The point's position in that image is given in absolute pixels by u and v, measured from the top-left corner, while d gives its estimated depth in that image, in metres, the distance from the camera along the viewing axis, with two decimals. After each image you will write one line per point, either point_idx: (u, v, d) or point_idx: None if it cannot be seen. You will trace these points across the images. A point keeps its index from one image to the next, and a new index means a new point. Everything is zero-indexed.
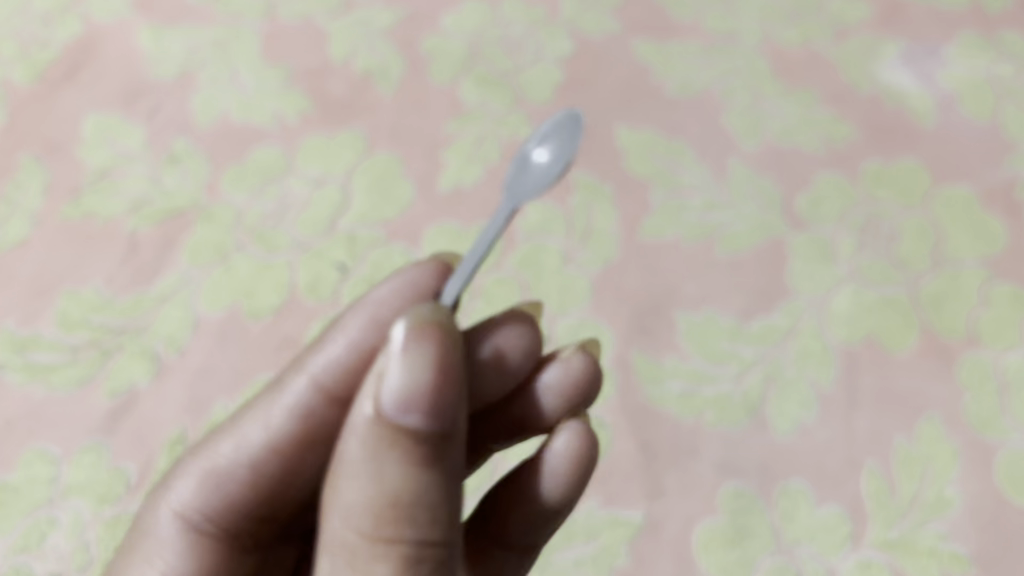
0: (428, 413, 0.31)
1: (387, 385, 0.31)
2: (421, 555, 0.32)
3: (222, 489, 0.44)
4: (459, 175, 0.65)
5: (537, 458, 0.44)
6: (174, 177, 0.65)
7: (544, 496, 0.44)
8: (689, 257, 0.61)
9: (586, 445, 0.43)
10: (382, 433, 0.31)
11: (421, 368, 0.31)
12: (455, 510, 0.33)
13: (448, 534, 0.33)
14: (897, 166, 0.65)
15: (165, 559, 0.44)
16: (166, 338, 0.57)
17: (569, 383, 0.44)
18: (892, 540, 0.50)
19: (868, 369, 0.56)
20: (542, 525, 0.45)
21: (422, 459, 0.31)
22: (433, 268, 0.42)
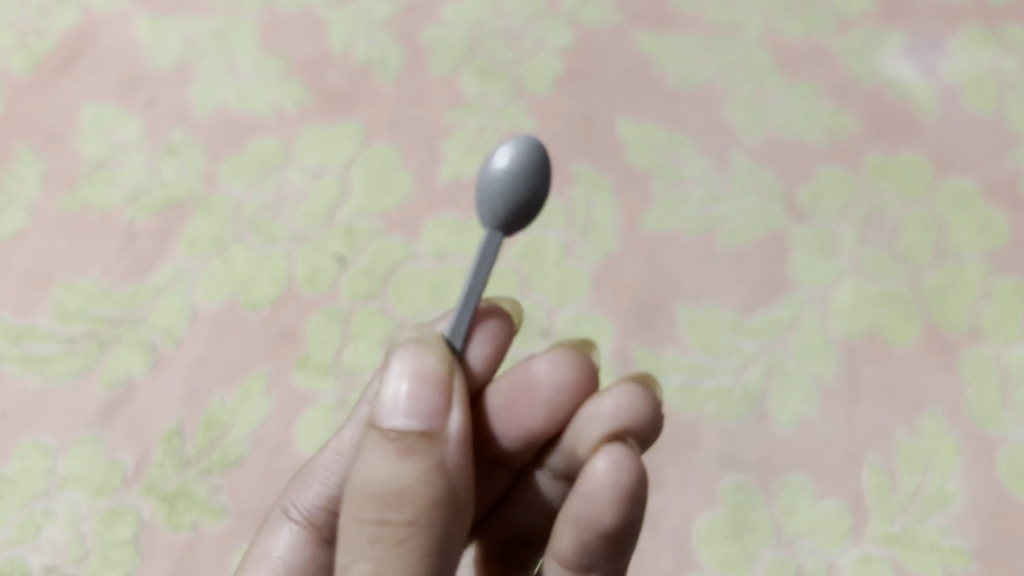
0: (410, 414, 0.33)
1: (380, 395, 0.34)
2: (383, 535, 0.31)
3: (314, 490, 0.47)
4: (459, 166, 0.64)
5: (580, 484, 0.38)
6: (172, 168, 0.65)
7: (591, 527, 0.38)
8: (690, 250, 0.60)
9: (635, 469, 0.38)
10: (371, 432, 0.33)
11: (409, 380, 0.34)
12: (432, 500, 0.31)
13: (417, 522, 0.31)
14: (899, 158, 0.64)
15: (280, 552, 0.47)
16: (163, 330, 0.57)
17: (622, 414, 0.40)
18: (893, 534, 0.50)
19: (869, 363, 0.56)
20: (593, 553, 0.39)
21: (398, 448, 0.32)
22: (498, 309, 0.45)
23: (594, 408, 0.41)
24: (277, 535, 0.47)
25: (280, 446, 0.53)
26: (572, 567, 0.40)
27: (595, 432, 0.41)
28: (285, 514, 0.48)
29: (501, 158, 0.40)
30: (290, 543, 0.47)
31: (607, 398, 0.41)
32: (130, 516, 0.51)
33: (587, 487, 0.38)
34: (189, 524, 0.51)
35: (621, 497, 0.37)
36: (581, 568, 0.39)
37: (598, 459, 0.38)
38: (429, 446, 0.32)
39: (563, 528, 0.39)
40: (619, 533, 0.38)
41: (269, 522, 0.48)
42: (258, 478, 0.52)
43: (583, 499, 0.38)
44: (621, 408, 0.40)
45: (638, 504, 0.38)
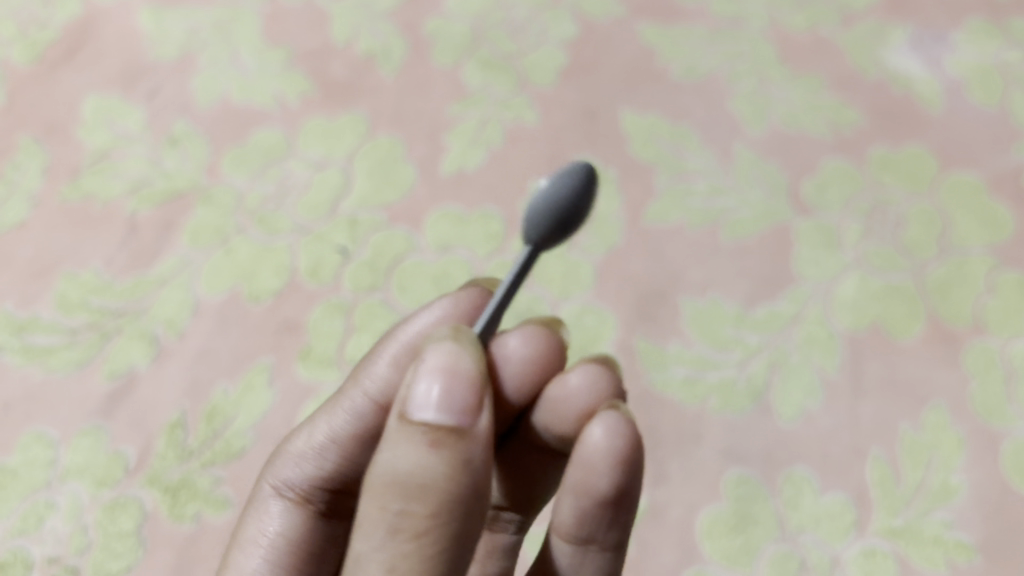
0: (441, 408, 0.32)
1: (412, 387, 0.33)
2: (403, 526, 0.31)
3: (306, 470, 0.45)
4: (462, 158, 0.64)
5: (574, 454, 0.38)
6: (175, 159, 0.64)
7: (594, 492, 0.38)
8: (695, 243, 0.60)
9: (631, 434, 0.38)
10: (398, 421, 0.32)
11: (442, 376, 0.33)
12: (456, 496, 0.31)
13: (438, 517, 0.31)
14: (904, 152, 0.64)
15: (273, 528, 0.45)
16: (165, 321, 0.57)
17: (592, 391, 0.41)
18: (896, 528, 0.50)
19: (873, 357, 0.55)
20: (593, 523, 0.40)
21: (428, 440, 0.31)
22: (478, 291, 0.43)
23: (561, 384, 0.41)
24: (268, 516, 0.45)
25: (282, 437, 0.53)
26: (572, 541, 0.41)
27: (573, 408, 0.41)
28: (276, 492, 0.45)
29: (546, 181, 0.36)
30: (283, 522, 0.45)
31: (574, 372, 0.41)
32: (132, 508, 0.50)
33: (584, 454, 0.38)
34: (191, 515, 0.50)
35: (618, 461, 0.38)
36: (582, 541, 0.41)
37: (591, 427, 0.38)
38: (458, 441, 0.32)
39: (560, 498, 0.40)
40: (618, 498, 0.39)
41: (254, 500, 0.46)
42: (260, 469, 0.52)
43: (580, 466, 0.38)
44: (592, 383, 0.41)
45: (636, 469, 0.38)
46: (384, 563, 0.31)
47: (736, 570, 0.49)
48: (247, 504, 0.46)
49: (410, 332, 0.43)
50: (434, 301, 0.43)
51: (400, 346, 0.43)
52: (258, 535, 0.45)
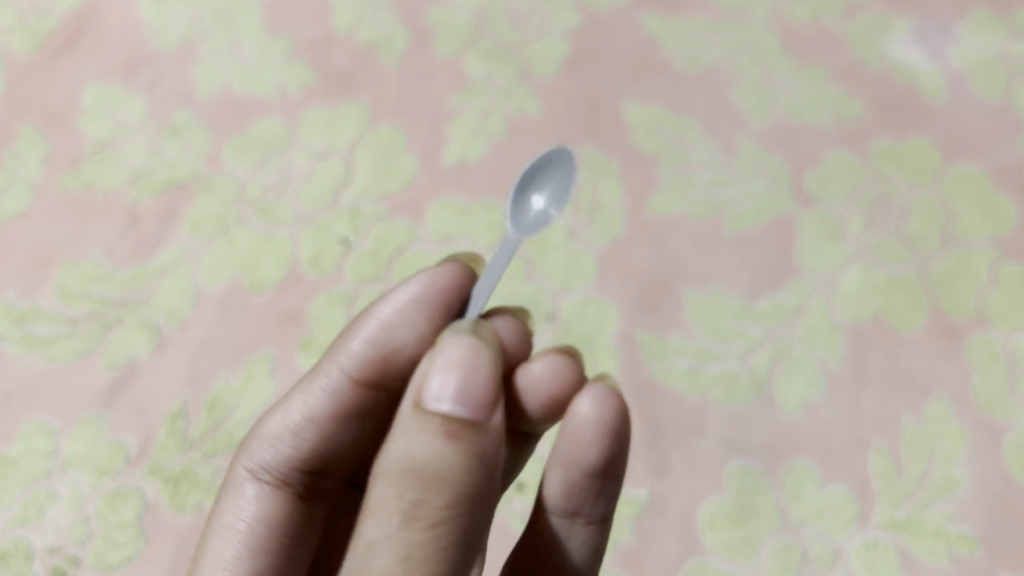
0: (458, 400, 0.32)
1: (428, 376, 0.33)
2: (418, 515, 0.31)
3: (282, 451, 0.43)
4: (464, 149, 0.64)
5: (566, 426, 0.39)
6: (176, 149, 0.64)
7: (590, 460, 0.39)
8: (697, 234, 0.60)
9: (619, 403, 0.39)
10: (414, 409, 0.33)
11: (457, 368, 0.33)
12: (471, 488, 0.32)
13: (453, 507, 0.31)
14: (907, 144, 0.64)
15: (247, 516, 0.43)
16: (166, 311, 0.57)
17: (559, 378, 0.40)
18: (898, 520, 0.49)
19: (876, 348, 0.55)
20: (580, 496, 0.40)
21: (445, 432, 0.32)
22: (457, 267, 0.42)
23: (525, 372, 0.40)
24: (244, 500, 0.43)
25: None
26: (560, 514, 0.41)
27: (539, 397, 0.40)
28: (251, 476, 0.44)
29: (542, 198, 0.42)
30: (259, 505, 0.43)
31: (538, 359, 0.40)
32: (134, 498, 0.50)
33: (575, 424, 0.39)
34: (193, 506, 0.50)
35: (608, 433, 0.39)
36: (569, 514, 0.41)
37: (579, 400, 0.39)
38: (475, 434, 0.32)
39: (548, 471, 0.41)
40: (604, 471, 0.40)
41: (229, 484, 0.44)
42: None
43: (570, 437, 0.39)
44: (557, 369, 0.40)
45: (622, 440, 0.39)
46: (398, 551, 0.31)
47: (737, 561, 0.49)
48: (221, 489, 0.44)
49: (385, 308, 0.42)
50: (412, 276, 0.41)
51: (374, 322, 0.42)
52: (235, 520, 0.43)
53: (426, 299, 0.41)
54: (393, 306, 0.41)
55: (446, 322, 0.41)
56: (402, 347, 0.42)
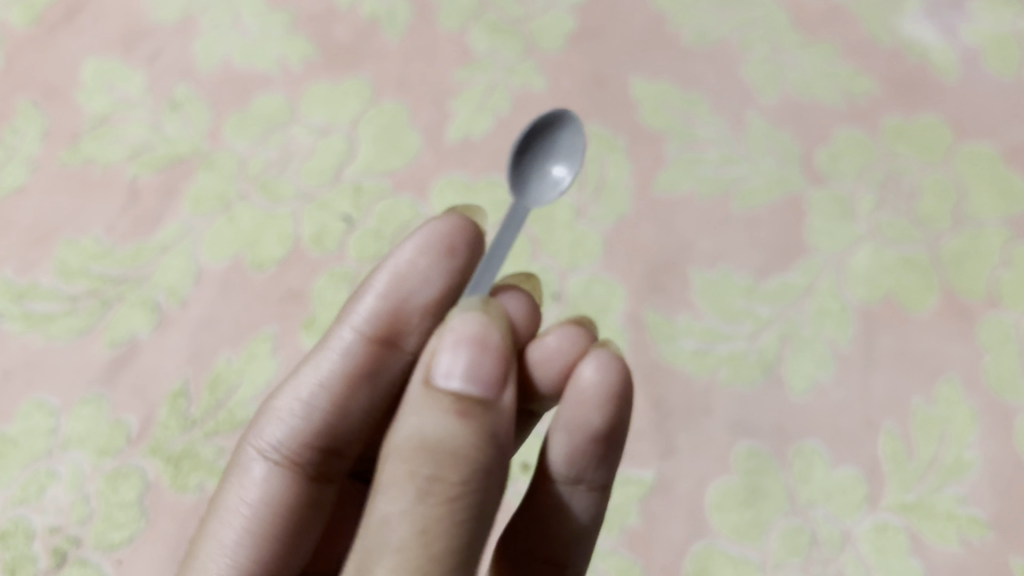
0: (468, 378, 0.32)
1: (439, 354, 0.33)
2: (433, 490, 0.31)
3: (293, 426, 0.42)
4: (469, 126, 0.63)
5: (568, 394, 0.37)
6: (176, 125, 0.63)
7: (592, 427, 0.37)
8: (705, 212, 0.59)
9: (621, 367, 0.37)
10: (424, 388, 0.32)
11: (467, 346, 0.33)
12: (484, 466, 0.31)
13: (468, 484, 0.31)
14: (918, 122, 0.63)
15: (252, 496, 0.42)
16: (167, 289, 0.56)
17: (571, 351, 0.39)
18: (908, 503, 0.49)
19: (886, 329, 0.55)
20: (584, 462, 0.38)
21: (456, 409, 0.31)
22: (460, 220, 0.41)
23: (538, 346, 0.39)
24: (249, 481, 0.42)
25: None
26: (561, 481, 0.39)
27: (552, 371, 0.39)
28: (258, 454, 0.42)
29: (559, 166, 0.43)
30: (265, 486, 0.42)
31: (550, 333, 0.39)
32: (135, 477, 0.49)
33: (576, 390, 0.37)
34: (195, 486, 0.49)
35: (614, 397, 0.37)
36: (570, 480, 0.39)
37: (583, 366, 0.37)
38: (486, 412, 0.32)
39: (550, 438, 0.39)
40: (609, 436, 0.38)
41: (236, 464, 0.43)
42: None
43: (574, 402, 0.37)
44: (574, 343, 0.39)
45: (627, 403, 0.38)
46: (414, 525, 0.31)
47: (746, 544, 0.48)
48: (228, 470, 0.43)
49: (395, 259, 0.40)
50: (415, 230, 0.41)
51: (384, 276, 0.41)
52: (238, 503, 0.42)
53: (432, 244, 0.40)
54: (401, 257, 0.40)
55: (456, 266, 0.40)
56: (412, 298, 0.40)
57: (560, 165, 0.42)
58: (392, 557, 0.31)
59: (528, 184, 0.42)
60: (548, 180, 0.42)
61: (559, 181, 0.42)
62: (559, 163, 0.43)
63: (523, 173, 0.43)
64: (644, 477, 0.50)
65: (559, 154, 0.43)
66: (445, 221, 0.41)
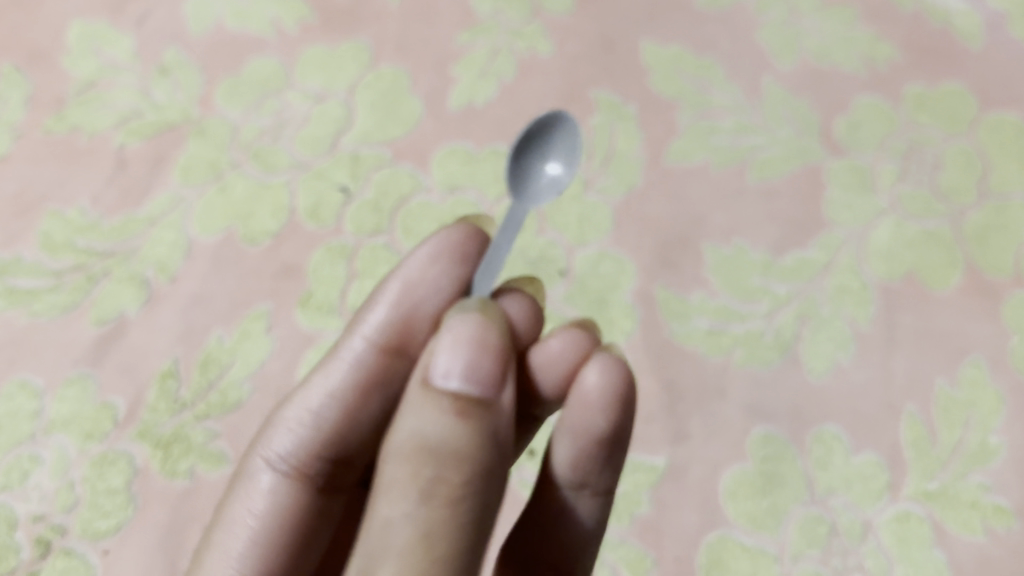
0: (467, 378, 0.30)
1: (435, 355, 0.31)
2: (436, 492, 0.29)
3: (302, 438, 0.38)
4: (471, 92, 0.60)
5: (570, 398, 0.35)
6: (165, 91, 0.60)
7: (595, 433, 0.35)
8: (718, 185, 0.56)
9: (626, 372, 0.35)
10: (421, 388, 0.30)
11: (466, 343, 0.31)
12: (486, 465, 0.29)
13: (471, 484, 0.29)
14: (941, 90, 0.60)
15: (259, 508, 0.39)
16: (156, 264, 0.53)
17: (574, 355, 0.36)
18: (932, 491, 0.47)
19: (907, 308, 0.52)
20: (589, 464, 0.36)
21: (455, 409, 0.29)
22: (466, 228, 0.39)
23: (541, 349, 0.36)
24: (257, 492, 0.39)
25: (283, 389, 0.50)
26: (564, 485, 0.37)
27: (555, 377, 0.37)
28: (266, 463, 0.39)
29: (553, 162, 0.38)
30: (273, 498, 0.39)
31: (555, 337, 0.37)
32: (122, 462, 0.47)
33: (579, 395, 0.35)
34: (185, 472, 0.47)
35: (618, 399, 0.35)
36: (574, 485, 0.37)
37: (585, 370, 0.35)
38: (485, 412, 0.30)
39: (554, 442, 0.36)
40: (614, 438, 0.36)
41: (242, 474, 0.39)
42: (258, 423, 0.49)
43: (576, 407, 0.35)
44: (580, 349, 0.36)
45: (631, 403, 0.35)
46: (417, 529, 0.28)
47: (762, 535, 0.46)
48: (233, 480, 0.40)
49: (405, 267, 0.38)
50: (425, 238, 0.38)
51: (394, 284, 0.38)
52: (243, 514, 0.39)
53: (443, 251, 0.38)
54: (412, 265, 0.38)
55: (467, 275, 0.38)
56: (423, 305, 0.38)
57: (555, 163, 0.38)
58: (395, 562, 0.28)
59: (524, 189, 0.37)
60: (545, 181, 0.37)
61: (557, 181, 0.37)
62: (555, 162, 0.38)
63: (514, 176, 0.37)
64: (656, 464, 0.47)
65: (551, 149, 0.38)
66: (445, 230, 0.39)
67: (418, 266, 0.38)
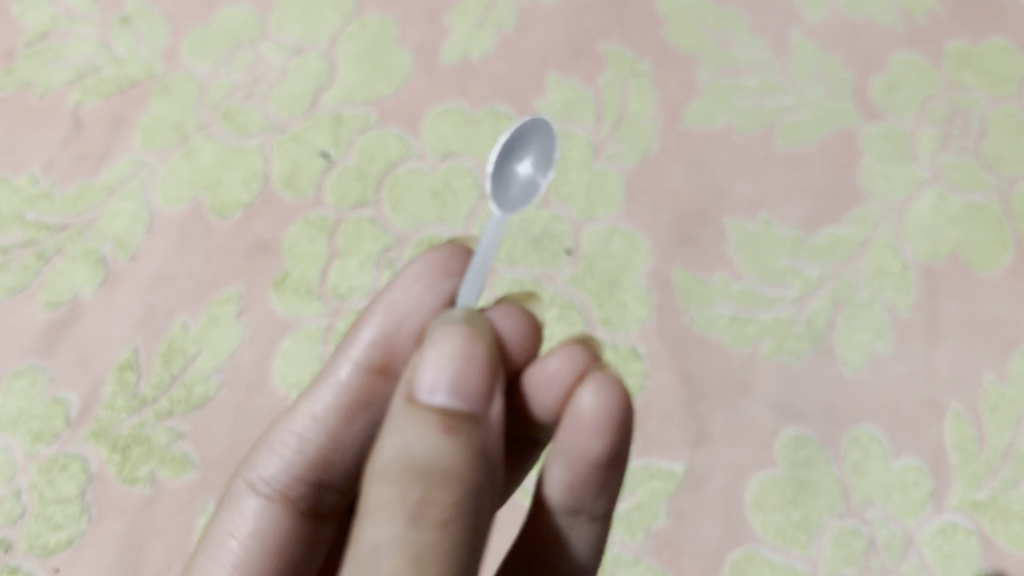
0: (455, 391, 0.25)
1: (415, 366, 0.25)
2: (424, 513, 0.23)
3: (289, 463, 0.34)
4: (467, 45, 0.54)
5: (565, 422, 0.31)
6: (126, 42, 0.54)
7: (592, 459, 0.31)
8: (743, 151, 0.51)
9: (626, 396, 0.30)
10: (403, 401, 0.25)
11: (451, 353, 0.25)
12: (478, 484, 0.24)
13: (463, 505, 0.24)
14: (986, 46, 0.54)
15: (243, 532, 0.35)
16: (115, 239, 0.48)
17: (574, 373, 0.31)
18: (980, 501, 0.42)
19: (952, 291, 0.47)
20: (584, 492, 0.32)
21: (443, 424, 0.24)
22: (452, 248, 0.34)
23: (537, 368, 0.32)
24: (240, 515, 0.35)
25: (255, 383, 0.44)
26: (559, 511, 0.32)
27: (550, 398, 0.32)
28: (250, 485, 0.35)
29: (524, 160, 0.31)
30: (258, 526, 0.35)
31: (553, 354, 0.32)
32: (75, 467, 0.42)
33: (574, 419, 0.30)
34: (146, 477, 0.42)
35: (616, 423, 0.30)
36: (569, 512, 0.32)
37: (580, 391, 0.30)
38: (475, 427, 0.24)
39: (547, 466, 0.32)
40: (612, 465, 0.31)
41: (227, 496, 0.36)
42: (229, 422, 0.43)
43: (570, 430, 0.31)
44: (579, 367, 0.32)
45: (631, 428, 0.31)
46: (405, 556, 0.23)
47: (793, 551, 0.41)
48: (219, 503, 0.36)
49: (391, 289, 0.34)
50: (411, 259, 0.34)
51: (382, 304, 0.34)
52: (227, 539, 0.35)
53: (432, 268, 0.34)
54: (399, 287, 0.34)
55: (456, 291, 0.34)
56: (408, 321, 0.34)
57: (526, 164, 0.31)
58: None
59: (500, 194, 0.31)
60: (518, 183, 0.31)
61: (532, 184, 0.31)
62: (523, 163, 0.31)
63: (487, 177, 0.31)
64: (674, 469, 0.43)
65: (522, 142, 0.31)
66: (419, 259, 0.34)
67: (405, 288, 0.33)
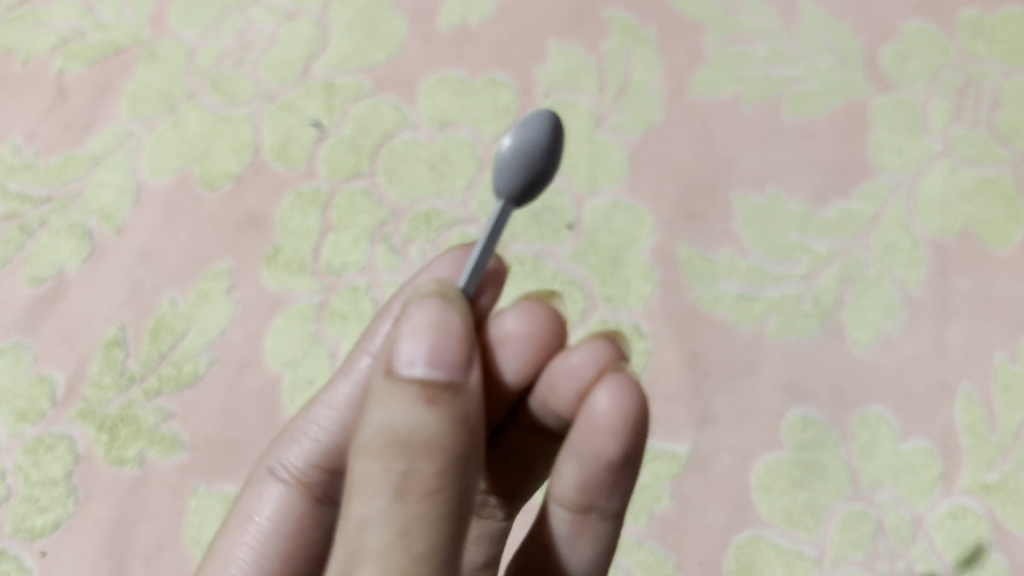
0: (434, 360, 0.23)
1: (392, 341, 0.24)
2: (410, 485, 0.22)
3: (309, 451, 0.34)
4: (464, 11, 0.52)
5: (579, 419, 0.30)
6: (111, 7, 0.52)
7: (605, 460, 0.30)
8: (750, 124, 0.49)
9: (642, 398, 0.29)
10: (382, 376, 0.23)
11: (428, 324, 0.24)
12: (465, 453, 0.22)
13: (451, 476, 0.22)
14: (1001, 15, 0.52)
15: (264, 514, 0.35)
16: (100, 211, 0.46)
17: (595, 369, 0.31)
18: (990, 484, 0.41)
19: (963, 269, 0.45)
20: (595, 491, 0.31)
21: (424, 394, 0.22)
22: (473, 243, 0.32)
23: (560, 361, 0.31)
24: (262, 498, 0.35)
25: (247, 361, 0.43)
26: (570, 508, 0.31)
27: (571, 393, 0.31)
28: (272, 470, 0.35)
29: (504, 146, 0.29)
30: (279, 510, 0.35)
31: (577, 348, 0.31)
32: (61, 448, 0.41)
33: (587, 418, 0.30)
34: (134, 459, 0.41)
35: (632, 425, 0.29)
36: (579, 510, 0.31)
37: (596, 392, 0.29)
38: (458, 396, 0.23)
39: (559, 462, 0.31)
40: (626, 466, 0.30)
41: (251, 479, 0.36)
42: (219, 401, 0.42)
43: (584, 430, 0.30)
44: (601, 364, 0.31)
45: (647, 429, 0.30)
46: (393, 530, 0.22)
47: (799, 535, 0.40)
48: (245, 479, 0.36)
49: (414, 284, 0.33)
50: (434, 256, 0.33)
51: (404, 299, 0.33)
52: (247, 521, 0.35)
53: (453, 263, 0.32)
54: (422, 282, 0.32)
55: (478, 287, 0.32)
56: None
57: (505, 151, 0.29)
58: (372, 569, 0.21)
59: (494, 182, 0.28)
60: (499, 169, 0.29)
61: None
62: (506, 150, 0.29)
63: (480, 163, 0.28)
64: (678, 451, 0.42)
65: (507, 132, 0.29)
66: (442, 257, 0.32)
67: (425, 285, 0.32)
